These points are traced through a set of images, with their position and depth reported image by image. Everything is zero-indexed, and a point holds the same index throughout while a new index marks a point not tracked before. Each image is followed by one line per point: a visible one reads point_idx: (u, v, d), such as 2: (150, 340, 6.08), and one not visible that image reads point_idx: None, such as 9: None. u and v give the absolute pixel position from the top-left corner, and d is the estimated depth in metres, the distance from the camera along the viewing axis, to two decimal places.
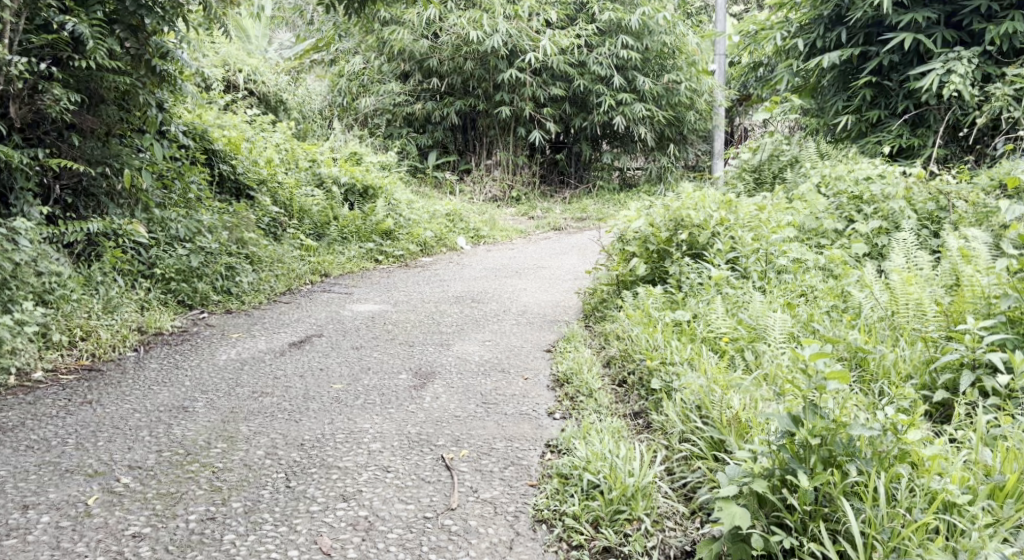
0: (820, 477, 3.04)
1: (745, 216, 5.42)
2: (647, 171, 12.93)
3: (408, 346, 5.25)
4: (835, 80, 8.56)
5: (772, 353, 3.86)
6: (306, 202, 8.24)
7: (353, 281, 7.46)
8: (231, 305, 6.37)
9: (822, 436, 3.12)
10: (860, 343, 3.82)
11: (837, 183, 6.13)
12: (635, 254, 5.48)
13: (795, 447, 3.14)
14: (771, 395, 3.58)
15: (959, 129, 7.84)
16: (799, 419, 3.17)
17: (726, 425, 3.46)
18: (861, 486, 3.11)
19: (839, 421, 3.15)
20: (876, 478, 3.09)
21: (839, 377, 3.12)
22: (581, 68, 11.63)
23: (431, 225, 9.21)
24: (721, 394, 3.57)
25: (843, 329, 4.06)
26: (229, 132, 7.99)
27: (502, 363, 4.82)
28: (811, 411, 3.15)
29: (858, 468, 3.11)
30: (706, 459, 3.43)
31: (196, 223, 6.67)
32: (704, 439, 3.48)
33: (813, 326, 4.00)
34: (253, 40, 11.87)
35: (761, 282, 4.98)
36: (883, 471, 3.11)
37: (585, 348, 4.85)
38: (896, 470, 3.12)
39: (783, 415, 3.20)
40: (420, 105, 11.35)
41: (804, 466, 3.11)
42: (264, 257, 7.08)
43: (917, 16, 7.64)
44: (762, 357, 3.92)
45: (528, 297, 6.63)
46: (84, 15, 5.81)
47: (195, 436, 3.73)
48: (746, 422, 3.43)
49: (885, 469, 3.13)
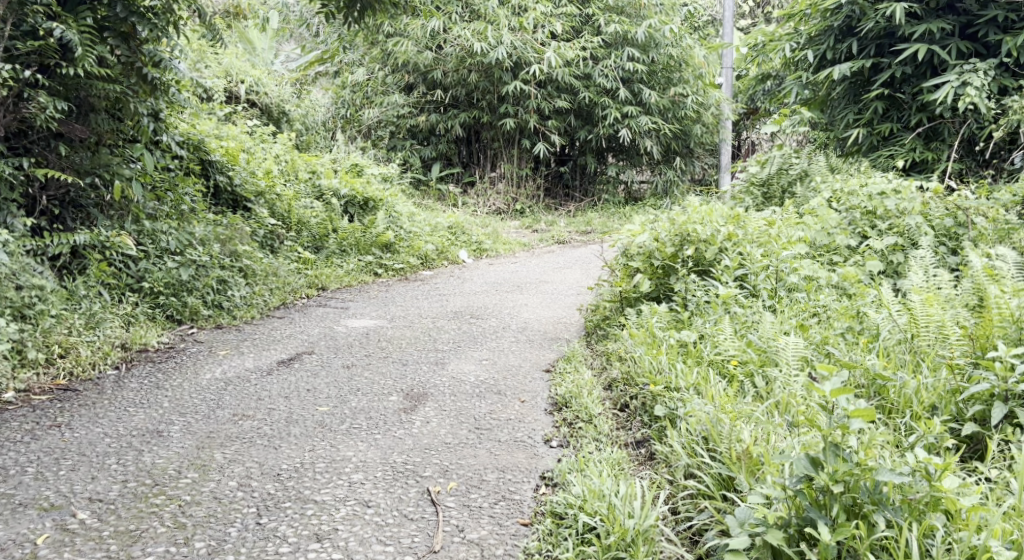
0: (843, 531, 2.83)
1: (754, 231, 5.21)
2: (653, 184, 12.73)
3: (401, 365, 5.03)
4: (846, 92, 8.32)
5: (784, 380, 3.62)
6: (304, 214, 8.05)
7: (350, 295, 7.25)
8: (222, 320, 6.15)
9: (844, 482, 2.89)
10: (879, 370, 3.58)
11: (849, 197, 5.91)
12: (639, 270, 5.26)
13: (814, 493, 2.92)
14: (785, 428, 3.35)
15: (974, 143, 7.63)
16: (817, 461, 2.94)
17: (735, 460, 3.22)
18: (891, 540, 2.88)
19: (863, 465, 2.92)
20: (907, 531, 2.87)
21: (864, 416, 2.91)
22: (587, 81, 11.44)
23: (432, 238, 8.98)
24: (730, 425, 3.34)
25: (859, 354, 3.83)
26: (226, 143, 7.80)
27: (499, 384, 4.59)
28: (832, 453, 2.92)
29: (885, 519, 2.89)
30: (713, 498, 3.20)
31: (187, 235, 6.48)
32: (711, 476, 3.25)
33: (828, 350, 3.77)
34: (260, 54, 11.72)
35: (771, 301, 4.75)
36: (914, 523, 2.89)
37: (586, 369, 4.63)
38: (928, 522, 2.90)
39: (800, 456, 2.97)
40: (423, 117, 11.16)
41: (825, 516, 2.89)
42: (259, 270, 6.86)
43: (932, 26, 7.43)
44: (774, 383, 3.69)
45: (528, 313, 6.40)
46: (73, 21, 5.60)
47: (165, 464, 3.51)
48: (757, 458, 3.20)
49: (916, 518, 2.91)
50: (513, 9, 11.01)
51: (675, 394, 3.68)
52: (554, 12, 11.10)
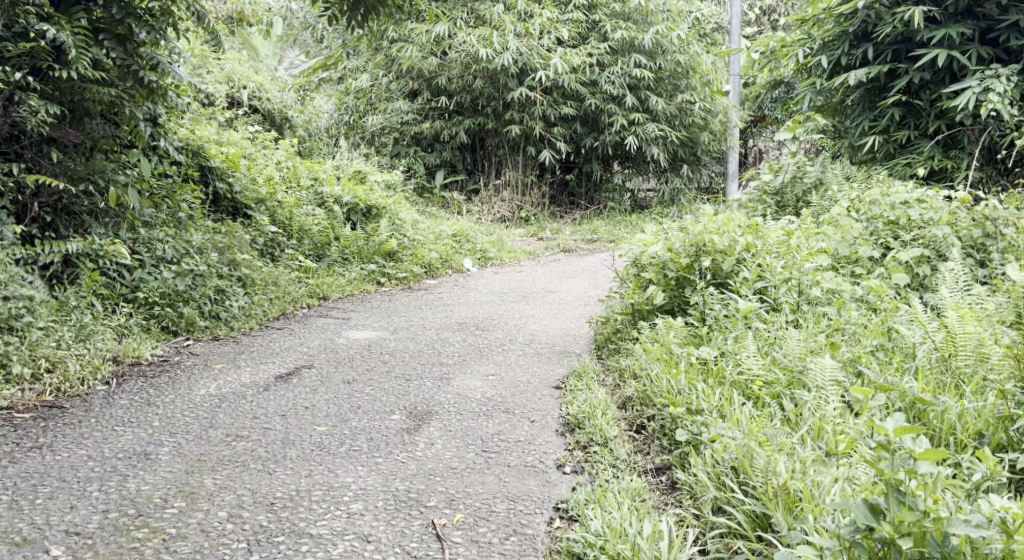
0: None
1: (773, 242, 4.99)
2: (659, 193, 12.49)
3: (405, 380, 4.80)
4: (860, 99, 8.09)
5: (816, 404, 3.43)
6: (306, 222, 7.83)
7: (352, 305, 7.02)
8: (219, 331, 5.92)
9: (909, 533, 2.67)
10: (919, 393, 3.36)
11: (870, 206, 5.70)
12: (653, 281, 5.08)
13: (874, 544, 2.70)
14: (824, 460, 3.14)
15: (996, 150, 7.42)
16: (878, 510, 2.73)
17: (771, 497, 3.02)
18: None
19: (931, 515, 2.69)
20: None
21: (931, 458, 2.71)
22: (593, 87, 11.23)
23: (436, 246, 8.75)
24: (764, 457, 3.13)
25: (894, 375, 3.61)
26: (226, 150, 7.61)
27: (506, 402, 4.37)
28: (895, 500, 2.71)
29: None
30: (747, 539, 3.00)
31: (184, 244, 6.27)
32: (743, 513, 3.05)
33: (862, 372, 3.56)
34: (263, 59, 11.71)
35: (794, 316, 4.53)
36: None
37: (599, 386, 4.42)
38: None
39: (859, 504, 2.76)
40: (428, 124, 10.95)
41: None
42: (258, 279, 6.64)
43: (951, 31, 7.22)
44: (804, 406, 3.48)
45: (535, 325, 6.18)
46: (67, 23, 5.40)
47: (150, 491, 3.29)
48: (795, 493, 2.99)
49: None
50: (519, 15, 10.81)
51: (700, 418, 3.47)
52: (560, 18, 10.89)
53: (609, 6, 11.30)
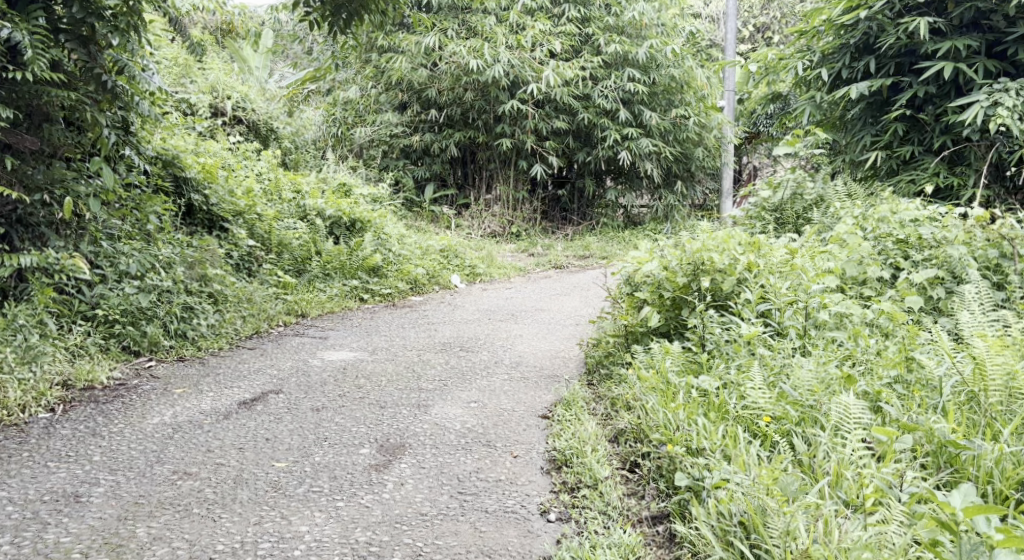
0: None
1: (777, 260, 4.65)
2: (652, 209, 12.06)
3: (379, 408, 4.43)
4: (861, 113, 7.74)
5: (831, 446, 3.12)
6: (286, 235, 7.43)
7: (331, 322, 6.64)
8: (185, 351, 5.54)
9: None
10: (952, 436, 3.06)
11: (878, 224, 5.37)
12: (647, 301, 4.74)
13: None
14: (846, 517, 2.85)
15: (1004, 167, 7.11)
16: None
17: None
18: None
19: None
20: None
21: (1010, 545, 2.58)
22: (586, 102, 10.89)
23: (422, 261, 8.37)
24: (779, 516, 2.83)
25: (918, 412, 3.29)
26: (203, 159, 7.21)
27: (488, 435, 4.02)
28: None
29: None
30: None
31: (150, 258, 5.85)
32: None
33: (885, 409, 3.24)
34: (253, 70, 11.38)
35: (800, 342, 4.20)
36: None
37: (589, 417, 4.08)
38: None
39: None
40: (417, 137, 10.60)
41: None
42: (230, 294, 6.26)
43: (957, 43, 6.90)
44: (817, 448, 3.16)
45: (523, 346, 5.81)
46: (22, 21, 5.01)
47: (71, 543, 3.03)
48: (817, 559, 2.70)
49: None
50: (511, 27, 10.47)
51: (703, 460, 3.15)
52: (553, 30, 10.55)
53: (603, 19, 10.99)
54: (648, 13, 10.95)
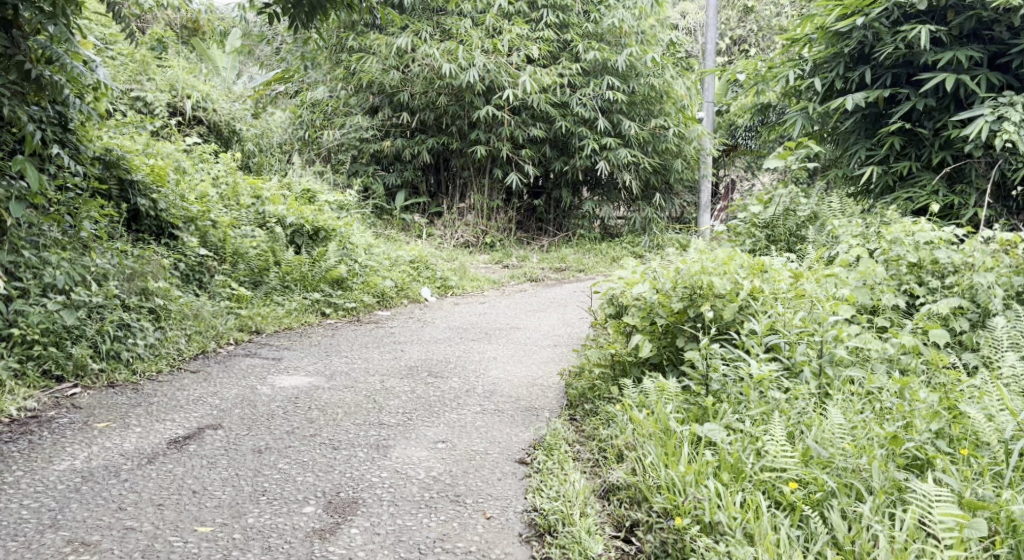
0: None
1: (784, 287, 4.12)
2: (630, 221, 11.50)
3: (332, 448, 3.84)
4: (855, 126, 7.12)
5: (878, 532, 2.91)
6: (242, 244, 6.79)
7: (288, 341, 6.02)
8: (116, 376, 4.91)
9: None
10: None
11: (889, 245, 4.82)
12: (635, 328, 4.20)
13: None
14: None
15: (1007, 186, 6.59)
16: None
17: None
18: None
19: None
20: None
21: None
22: (563, 110, 10.33)
23: (391, 273, 7.74)
24: None
25: (979, 484, 3.06)
26: (152, 160, 6.54)
27: (458, 487, 3.49)
28: None
29: None
30: None
31: (81, 269, 5.16)
32: None
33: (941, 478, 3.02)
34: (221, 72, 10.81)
35: (816, 384, 3.71)
36: None
37: (577, 465, 3.58)
38: None
39: None
40: (388, 143, 9.99)
41: None
42: (174, 310, 5.59)
43: (958, 55, 6.37)
44: (859, 530, 2.95)
45: (497, 371, 5.22)
46: None
47: None
48: None
49: None
50: (488, 30, 9.87)
51: (722, 546, 2.93)
52: (531, 35, 9.97)
53: (581, 26, 10.43)
54: (628, 21, 10.42)
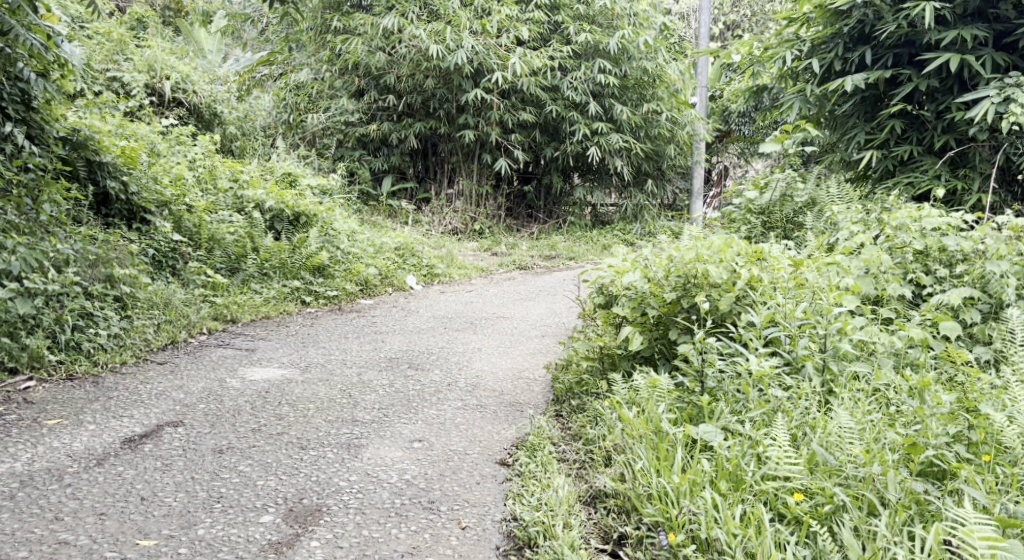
0: None
1: (784, 278, 3.84)
2: (621, 208, 11.19)
3: (298, 448, 3.56)
4: (854, 109, 6.80)
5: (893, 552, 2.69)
6: (218, 230, 6.46)
7: (264, 330, 5.73)
8: (75, 369, 4.62)
9: None
10: None
11: (894, 232, 4.53)
12: (625, 319, 3.93)
13: None
14: None
15: (1012, 171, 6.26)
16: None
17: None
18: None
19: None
20: None
21: None
22: (553, 93, 10.01)
23: (374, 260, 7.42)
24: None
25: (1005, 500, 2.85)
26: (123, 142, 6.21)
27: (431, 492, 3.23)
28: None
29: None
30: None
31: (40, 253, 4.82)
32: None
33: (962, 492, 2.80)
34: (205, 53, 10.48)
35: (820, 381, 3.45)
36: None
37: (563, 468, 3.33)
38: None
39: None
40: (375, 126, 9.67)
41: None
42: (142, 298, 5.29)
43: (963, 33, 6.00)
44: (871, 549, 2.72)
45: (481, 364, 4.93)
46: None
47: None
48: None
49: None
50: (476, 11, 9.52)
51: None
52: (521, 16, 9.63)
53: (573, 7, 10.09)
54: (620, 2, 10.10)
